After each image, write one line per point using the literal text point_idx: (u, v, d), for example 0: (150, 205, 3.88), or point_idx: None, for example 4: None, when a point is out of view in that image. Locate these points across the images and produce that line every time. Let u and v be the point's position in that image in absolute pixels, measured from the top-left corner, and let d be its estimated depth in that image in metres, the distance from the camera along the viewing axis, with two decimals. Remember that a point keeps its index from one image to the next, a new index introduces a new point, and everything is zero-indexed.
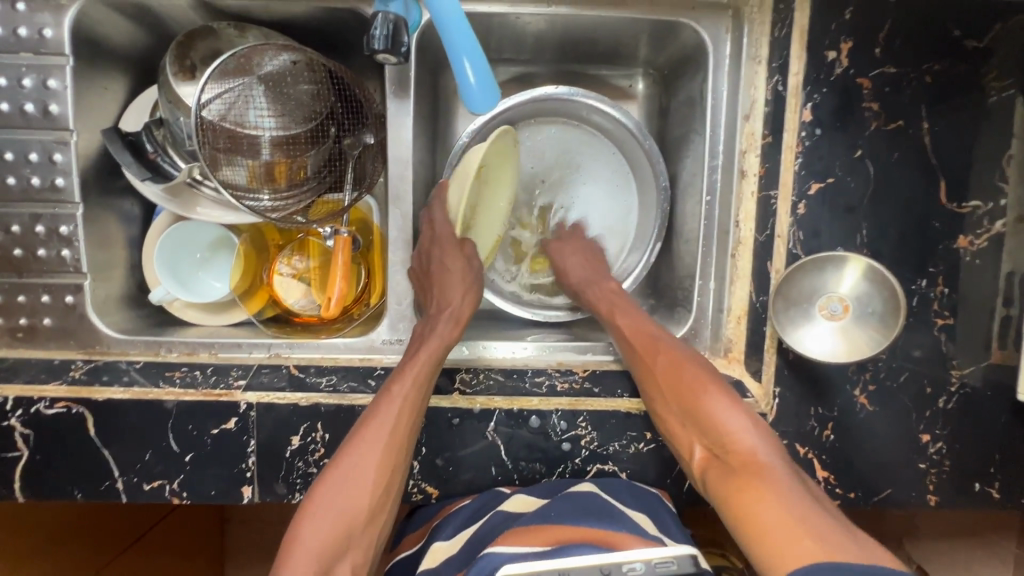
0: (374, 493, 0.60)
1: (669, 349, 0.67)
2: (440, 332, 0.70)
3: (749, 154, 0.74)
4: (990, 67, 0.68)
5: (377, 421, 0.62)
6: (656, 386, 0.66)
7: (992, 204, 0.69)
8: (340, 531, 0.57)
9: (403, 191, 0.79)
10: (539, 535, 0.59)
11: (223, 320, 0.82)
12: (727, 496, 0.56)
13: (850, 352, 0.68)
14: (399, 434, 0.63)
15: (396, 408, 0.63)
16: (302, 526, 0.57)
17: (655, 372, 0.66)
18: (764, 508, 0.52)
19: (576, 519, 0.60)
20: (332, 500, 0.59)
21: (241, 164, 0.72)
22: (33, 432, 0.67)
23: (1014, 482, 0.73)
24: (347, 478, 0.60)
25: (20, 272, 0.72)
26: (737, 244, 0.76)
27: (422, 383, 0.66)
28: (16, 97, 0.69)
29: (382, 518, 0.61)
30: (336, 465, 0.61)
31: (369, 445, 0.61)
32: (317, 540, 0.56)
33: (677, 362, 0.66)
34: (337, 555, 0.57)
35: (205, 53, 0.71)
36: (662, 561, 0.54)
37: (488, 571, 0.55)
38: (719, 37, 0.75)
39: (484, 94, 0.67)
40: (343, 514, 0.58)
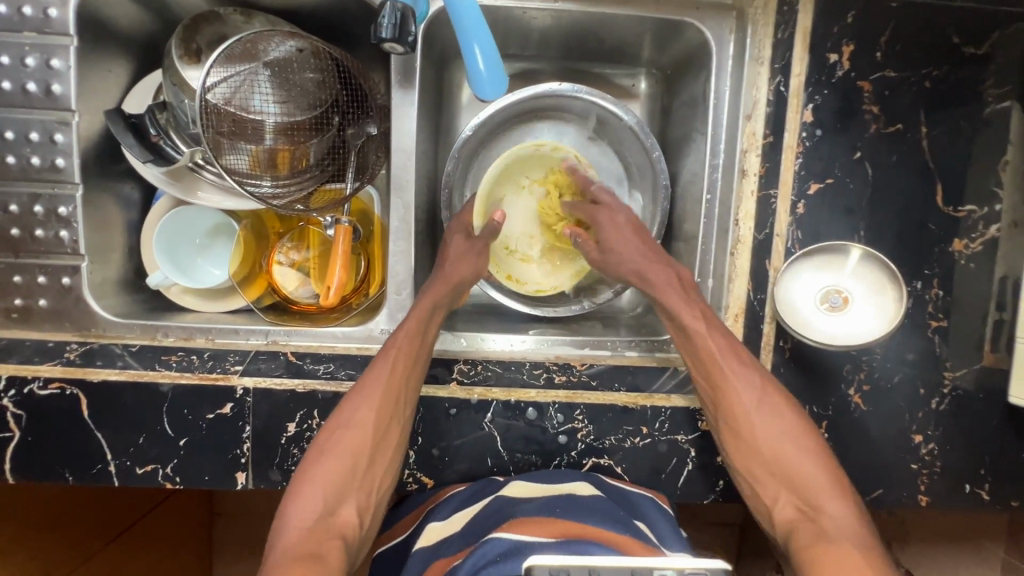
0: (379, 444, 0.65)
1: (763, 389, 0.66)
2: (435, 287, 0.74)
3: (749, 154, 0.73)
4: (988, 74, 0.69)
5: (373, 374, 0.67)
6: (742, 427, 0.65)
7: (988, 209, 0.70)
8: (342, 471, 0.62)
9: (404, 180, 0.77)
10: (550, 527, 0.59)
11: (220, 307, 0.81)
12: (805, 547, 0.58)
13: (885, 309, 0.69)
14: (397, 385, 0.66)
15: (392, 362, 0.67)
16: (311, 468, 0.62)
17: (743, 409, 0.65)
18: (846, 568, 0.54)
19: (582, 515, 0.62)
20: (337, 443, 0.63)
21: (243, 150, 0.72)
22: (25, 413, 0.66)
23: (1004, 484, 0.74)
24: (350, 426, 0.64)
25: (17, 252, 0.72)
26: (736, 242, 0.75)
27: (415, 339, 0.69)
28: (19, 76, 0.69)
29: (382, 463, 0.65)
30: (340, 415, 0.65)
31: (369, 396, 0.65)
32: (322, 479, 0.61)
33: (770, 409, 0.65)
34: (343, 494, 0.61)
35: (210, 38, 0.70)
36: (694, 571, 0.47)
37: (491, 555, 0.56)
38: (723, 37, 0.75)
39: (493, 82, 0.64)
40: (348, 458, 0.63)
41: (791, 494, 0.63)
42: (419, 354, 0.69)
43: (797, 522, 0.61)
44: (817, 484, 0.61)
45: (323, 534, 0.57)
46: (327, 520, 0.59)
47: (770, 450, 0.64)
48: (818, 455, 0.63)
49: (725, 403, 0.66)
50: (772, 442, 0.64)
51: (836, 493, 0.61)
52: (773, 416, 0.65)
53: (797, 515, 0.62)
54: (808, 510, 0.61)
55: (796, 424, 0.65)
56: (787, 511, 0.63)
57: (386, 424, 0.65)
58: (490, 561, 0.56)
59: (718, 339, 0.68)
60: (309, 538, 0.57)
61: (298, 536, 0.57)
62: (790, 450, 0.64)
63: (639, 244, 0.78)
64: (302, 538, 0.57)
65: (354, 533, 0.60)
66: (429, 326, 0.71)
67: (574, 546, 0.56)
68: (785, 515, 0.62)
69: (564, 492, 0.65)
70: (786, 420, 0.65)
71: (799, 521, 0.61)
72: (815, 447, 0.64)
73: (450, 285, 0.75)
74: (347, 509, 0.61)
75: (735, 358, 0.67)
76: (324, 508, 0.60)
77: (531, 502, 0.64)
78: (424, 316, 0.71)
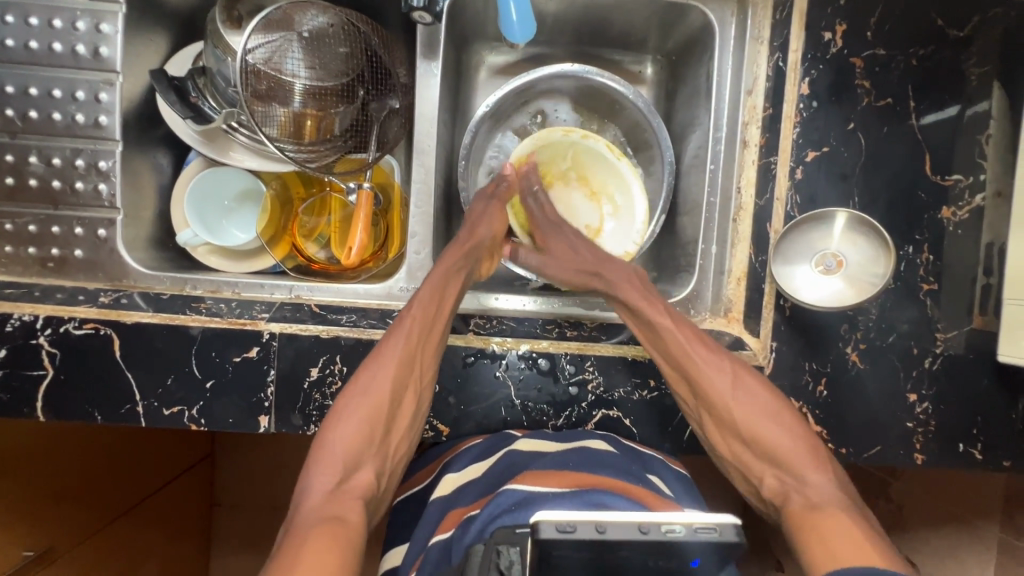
0: (395, 409, 0.64)
1: (735, 375, 0.69)
2: (448, 254, 0.74)
3: (750, 126, 0.80)
4: (970, 54, 0.74)
5: (390, 342, 0.66)
6: (718, 411, 0.68)
7: (973, 178, 0.74)
8: (361, 438, 0.62)
9: (427, 145, 0.83)
10: (557, 479, 0.63)
11: (244, 268, 0.85)
12: (792, 516, 0.59)
13: (863, 292, 0.73)
14: (412, 350, 0.66)
15: (406, 330, 0.67)
16: (329, 433, 0.62)
17: (718, 394, 0.68)
18: (834, 530, 0.55)
19: (595, 468, 0.65)
20: (353, 409, 0.63)
21: (273, 114, 0.76)
22: (60, 352, 0.68)
23: (996, 444, 0.77)
24: (366, 392, 0.64)
25: (57, 203, 0.75)
26: (738, 210, 0.81)
27: (428, 305, 0.69)
28: (69, 38, 0.73)
29: (397, 429, 0.65)
30: (361, 379, 0.65)
31: (386, 362, 0.65)
32: (342, 444, 0.61)
33: (744, 389, 0.68)
34: (360, 459, 0.61)
35: (250, 9, 0.76)
36: (704, 526, 0.45)
37: (506, 504, 0.60)
38: (725, 20, 0.81)
39: (523, 29, 0.73)
40: (365, 423, 0.63)
41: (773, 468, 0.65)
42: (436, 319, 0.69)
43: (780, 493, 0.63)
44: (794, 453, 0.64)
45: (345, 496, 0.57)
46: (346, 485, 0.59)
47: (747, 431, 0.66)
48: (794, 428, 0.66)
49: (702, 394, 0.68)
50: (751, 423, 0.66)
51: (815, 461, 0.63)
52: (749, 397, 0.67)
53: (780, 487, 0.64)
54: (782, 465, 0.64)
55: (772, 401, 0.68)
56: (772, 484, 0.65)
57: (403, 388, 0.65)
58: (505, 510, 0.59)
59: (686, 333, 0.70)
60: (330, 501, 0.56)
61: (321, 498, 0.57)
62: (766, 429, 0.66)
63: (587, 244, 0.80)
64: (325, 500, 0.56)
65: (372, 494, 0.60)
66: (443, 294, 0.71)
67: (587, 496, 0.59)
68: (772, 489, 0.64)
69: (576, 445, 0.69)
70: (762, 400, 0.67)
71: (783, 492, 0.63)
72: (792, 421, 0.66)
73: (464, 252, 0.75)
74: (365, 470, 0.61)
75: (704, 350, 0.70)
76: (342, 472, 0.60)
77: (546, 455, 0.68)
78: (439, 280, 0.71)
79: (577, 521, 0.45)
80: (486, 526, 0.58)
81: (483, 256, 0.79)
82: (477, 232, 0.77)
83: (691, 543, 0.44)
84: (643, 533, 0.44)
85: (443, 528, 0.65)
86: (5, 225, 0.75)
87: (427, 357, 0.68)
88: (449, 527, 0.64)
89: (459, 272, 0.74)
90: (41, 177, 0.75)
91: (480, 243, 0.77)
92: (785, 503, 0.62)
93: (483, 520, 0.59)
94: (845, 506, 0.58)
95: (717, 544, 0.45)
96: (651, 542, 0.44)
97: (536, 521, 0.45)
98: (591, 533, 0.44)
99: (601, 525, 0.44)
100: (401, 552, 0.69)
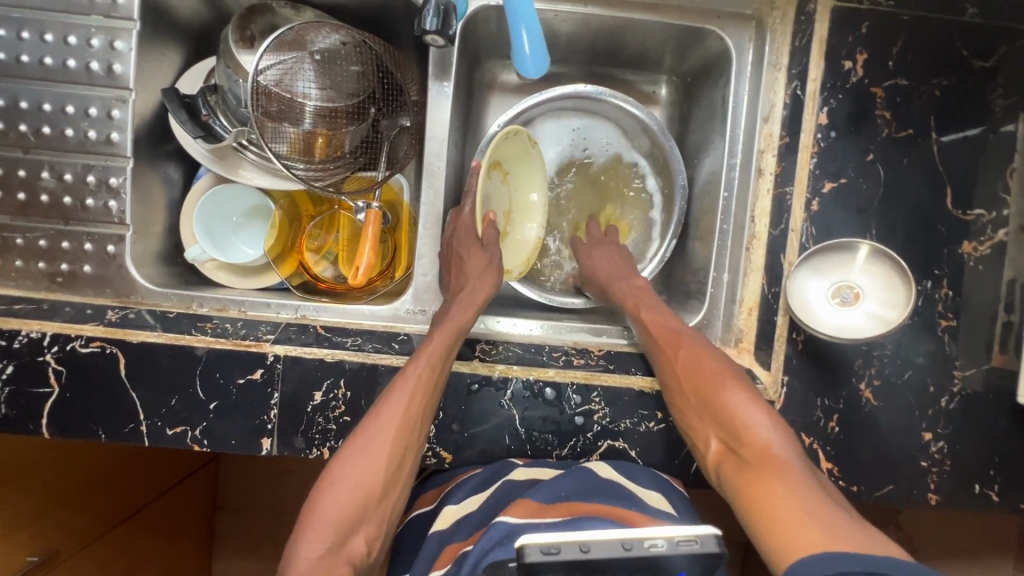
0: (393, 476, 0.63)
1: (698, 341, 0.70)
2: (458, 310, 0.73)
3: (766, 154, 0.78)
4: (996, 85, 0.72)
5: (391, 400, 0.65)
6: (676, 373, 0.68)
7: (996, 213, 0.73)
8: (356, 502, 0.61)
9: (437, 166, 0.82)
10: (551, 510, 0.63)
11: (253, 284, 0.85)
12: (741, 484, 0.57)
13: (894, 309, 0.71)
14: (412, 416, 0.65)
15: (409, 389, 0.65)
16: (322, 492, 0.61)
17: (677, 356, 0.69)
18: (775, 493, 0.53)
19: (588, 496, 0.65)
20: (344, 477, 0.61)
21: (283, 133, 0.76)
22: (66, 369, 0.68)
23: (1014, 486, 0.74)
24: (362, 456, 0.63)
25: (67, 218, 0.76)
26: (751, 238, 0.79)
27: (434, 360, 0.68)
28: (84, 55, 0.74)
29: (393, 496, 0.64)
30: (360, 437, 0.64)
31: (385, 424, 0.64)
32: (335, 511, 0.60)
33: (703, 352, 0.68)
34: (354, 526, 0.60)
35: (264, 28, 0.76)
36: (686, 538, 0.45)
37: (497, 537, 0.59)
38: (743, 45, 0.80)
39: (536, 61, 0.71)
40: (361, 486, 0.61)
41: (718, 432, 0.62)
42: (438, 380, 0.68)
43: (727, 456, 0.61)
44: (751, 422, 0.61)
45: (337, 565, 0.57)
46: (337, 552, 0.58)
47: (699, 390, 0.65)
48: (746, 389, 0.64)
49: (669, 358, 0.69)
50: (699, 380, 0.65)
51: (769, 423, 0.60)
52: (703, 358, 0.67)
53: (727, 451, 0.61)
54: (735, 443, 0.60)
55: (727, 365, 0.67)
56: (718, 448, 0.62)
57: (402, 450, 0.64)
58: (495, 544, 0.59)
59: (656, 315, 0.75)
60: (320, 570, 0.56)
61: (310, 569, 0.56)
62: (718, 390, 0.64)
63: (610, 265, 0.85)
64: (314, 570, 0.56)
65: (363, 561, 0.60)
66: (448, 349, 0.69)
67: (579, 526, 0.59)
68: (718, 452, 0.62)
69: (575, 467, 0.69)
70: (720, 363, 0.67)
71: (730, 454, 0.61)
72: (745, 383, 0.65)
73: (473, 308, 0.74)
74: (356, 541, 0.60)
75: (680, 325, 0.73)
76: (335, 540, 0.58)
77: (540, 483, 0.67)
78: (449, 338, 0.70)
79: (562, 542, 0.46)
80: (478, 560, 0.58)
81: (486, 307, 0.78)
82: (481, 287, 0.76)
83: (673, 557, 0.45)
84: (626, 549, 0.45)
85: (439, 563, 0.64)
86: (16, 239, 0.75)
87: (427, 411, 0.67)
88: (444, 564, 0.64)
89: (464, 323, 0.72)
90: (52, 192, 0.75)
91: (487, 295, 0.76)
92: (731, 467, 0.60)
93: (476, 554, 0.59)
94: (790, 467, 0.55)
95: (701, 557, 0.45)
96: (634, 559, 0.45)
97: (521, 546, 0.46)
98: (575, 553, 0.45)
99: (585, 544, 0.45)
100: None
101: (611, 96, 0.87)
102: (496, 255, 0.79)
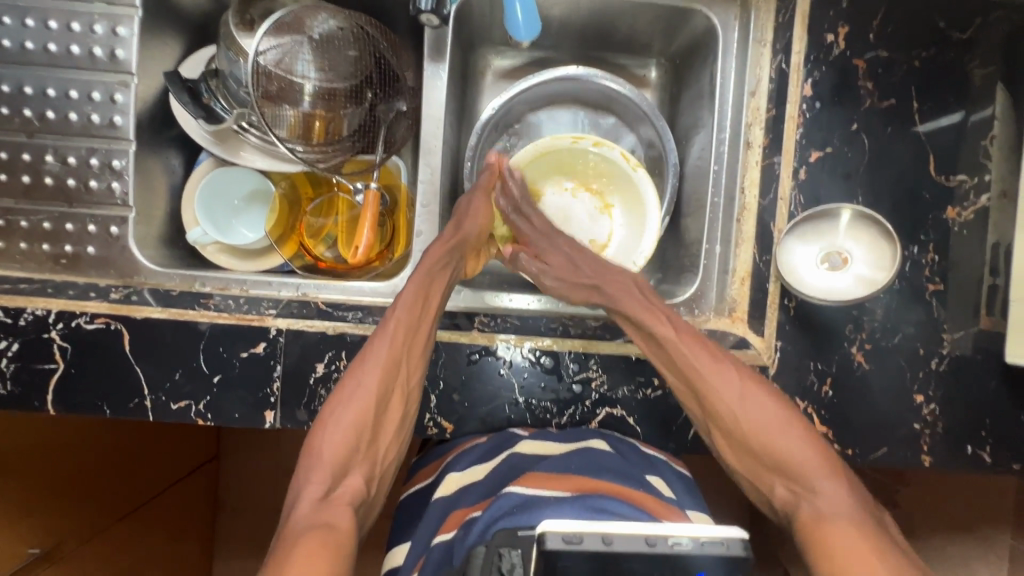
0: (380, 414, 0.65)
1: (744, 386, 0.66)
2: (434, 251, 0.75)
3: (754, 127, 0.81)
4: (974, 56, 0.75)
5: (375, 346, 0.67)
6: (728, 425, 0.66)
7: (978, 178, 0.75)
8: (348, 443, 0.62)
9: (433, 146, 0.84)
10: (561, 484, 0.64)
11: (253, 266, 0.86)
12: (805, 529, 0.57)
13: (880, 275, 0.73)
14: (396, 357, 0.67)
15: (390, 332, 0.67)
16: (318, 439, 0.63)
17: (724, 401, 0.66)
18: (844, 543, 0.53)
19: (595, 471, 0.66)
20: (338, 419, 0.64)
21: (283, 116, 0.78)
22: (71, 346, 0.69)
23: (1005, 447, 0.76)
24: (353, 400, 0.65)
25: (71, 201, 0.77)
26: (742, 210, 0.81)
27: (410, 305, 0.69)
28: (87, 41, 0.76)
29: (383, 439, 0.66)
30: (348, 383, 0.66)
31: (373, 365, 0.66)
32: (330, 452, 0.61)
33: (752, 397, 0.65)
34: (348, 465, 0.62)
35: (263, 13, 0.78)
36: (712, 540, 0.46)
37: (507, 507, 0.60)
38: (729, 23, 0.82)
39: (528, 26, 0.74)
40: (353, 428, 0.63)
41: (783, 477, 0.62)
42: (420, 321, 0.70)
43: (794, 510, 0.60)
44: (808, 464, 0.61)
45: (334, 503, 0.58)
46: (336, 490, 0.59)
47: (757, 438, 0.64)
48: (808, 438, 0.63)
49: (708, 401, 0.66)
50: (755, 428, 0.64)
51: (830, 477, 0.59)
52: (760, 405, 0.65)
53: (793, 499, 0.61)
54: (802, 492, 0.60)
55: (784, 410, 0.65)
56: (783, 495, 0.62)
57: (389, 391, 0.66)
58: (506, 512, 0.60)
59: (689, 338, 0.69)
60: (319, 511, 0.56)
61: (309, 507, 0.57)
62: (776, 437, 0.63)
63: (587, 260, 0.80)
64: (313, 509, 0.57)
65: (362, 500, 0.61)
66: (426, 295, 0.71)
67: (587, 501, 0.60)
68: (784, 498, 0.62)
69: (579, 446, 0.70)
70: (777, 410, 0.65)
71: (795, 503, 0.60)
72: (810, 435, 0.63)
73: (449, 247, 0.75)
74: (355, 478, 0.61)
75: (711, 359, 0.68)
76: (331, 480, 0.60)
77: (548, 458, 0.68)
78: (424, 279, 0.72)
79: (583, 532, 0.45)
80: (489, 526, 0.59)
81: (467, 254, 0.80)
82: (462, 228, 0.78)
83: (697, 557, 0.45)
84: (649, 545, 0.45)
85: (446, 528, 0.66)
86: (20, 222, 0.77)
87: (413, 355, 0.69)
88: (451, 528, 0.65)
89: (448, 272, 0.76)
90: (56, 175, 0.77)
91: (464, 239, 0.78)
92: (795, 514, 0.59)
93: (484, 521, 0.60)
94: (854, 518, 0.56)
95: (725, 559, 0.45)
96: (658, 555, 0.45)
97: (542, 531, 0.45)
98: (595, 544, 0.44)
99: (608, 536, 0.45)
100: (402, 552, 0.69)
101: (603, 79, 0.89)
102: (478, 196, 0.81)
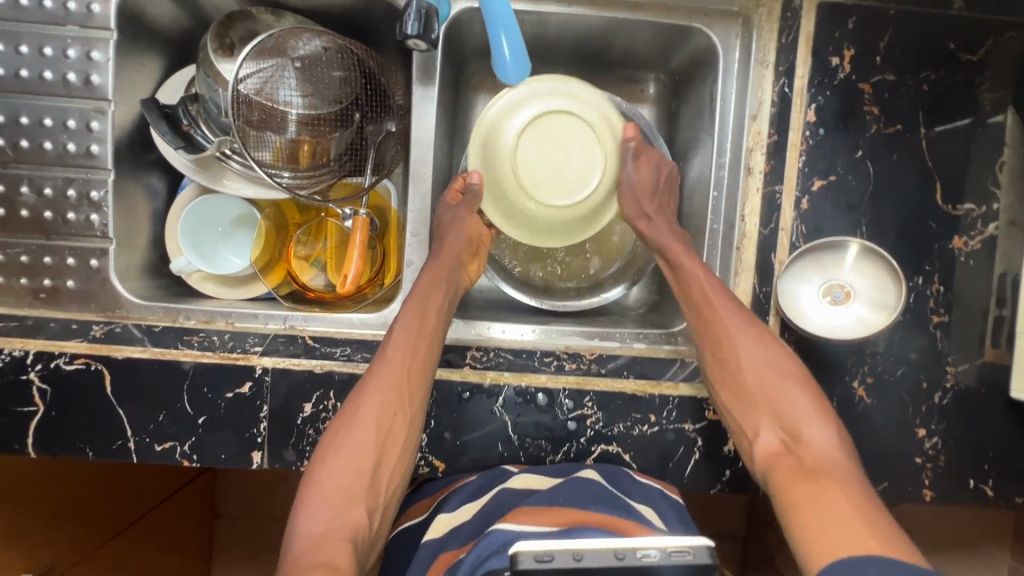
0: (384, 441, 0.64)
1: (756, 330, 0.69)
2: (427, 279, 0.74)
3: (755, 152, 0.76)
4: (984, 78, 0.72)
5: (374, 377, 0.66)
6: (731, 367, 0.68)
7: (986, 207, 0.72)
8: (351, 473, 0.62)
9: (424, 174, 0.81)
10: (550, 516, 0.62)
11: (241, 294, 0.84)
12: (788, 486, 0.59)
13: (885, 313, 0.71)
14: (408, 380, 0.66)
15: (391, 356, 0.67)
16: (319, 468, 0.62)
17: (730, 340, 0.69)
18: (824, 514, 0.55)
19: (585, 503, 0.64)
20: (342, 446, 0.63)
21: (267, 141, 0.75)
22: (51, 387, 0.68)
23: (1009, 480, 0.74)
24: (354, 425, 0.64)
25: (49, 233, 0.75)
26: (741, 238, 0.77)
27: (413, 323, 0.69)
28: (60, 67, 0.73)
29: (393, 462, 0.65)
30: (352, 402, 0.66)
31: (377, 391, 0.65)
32: (331, 482, 0.61)
33: (761, 346, 0.68)
34: (351, 498, 0.61)
35: (243, 35, 0.75)
36: (678, 548, 0.44)
37: (494, 547, 0.58)
38: (729, 41, 0.78)
39: (517, 67, 0.72)
40: (358, 447, 0.63)
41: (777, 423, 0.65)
42: (421, 344, 0.68)
43: (779, 452, 0.63)
44: (802, 412, 0.64)
45: (334, 538, 0.58)
46: (338, 522, 0.59)
47: (757, 382, 0.67)
48: (808, 391, 0.66)
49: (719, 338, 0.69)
50: (758, 369, 0.67)
51: (820, 414, 0.64)
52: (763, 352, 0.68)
53: (782, 446, 0.64)
54: (792, 441, 0.63)
55: (788, 360, 0.68)
56: (770, 443, 0.65)
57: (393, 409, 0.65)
58: (494, 552, 0.57)
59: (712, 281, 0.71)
60: (320, 546, 0.57)
61: (309, 543, 0.57)
62: (775, 381, 0.66)
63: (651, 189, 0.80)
64: (313, 546, 0.57)
65: (364, 536, 0.60)
66: (427, 316, 0.71)
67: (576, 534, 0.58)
68: (768, 444, 0.65)
69: (574, 476, 0.68)
70: (778, 348, 0.68)
71: (783, 451, 0.63)
72: (803, 373, 0.67)
73: (442, 272, 0.75)
74: (357, 512, 0.61)
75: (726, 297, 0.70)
76: (334, 511, 0.60)
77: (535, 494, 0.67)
78: (420, 303, 0.71)
79: (555, 549, 0.45)
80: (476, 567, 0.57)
81: (465, 268, 0.79)
82: (448, 243, 0.77)
83: (665, 567, 0.43)
84: (619, 559, 0.44)
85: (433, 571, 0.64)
86: None
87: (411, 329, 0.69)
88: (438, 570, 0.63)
89: (444, 285, 0.74)
90: (33, 207, 0.74)
91: (455, 253, 0.77)
92: (779, 465, 0.62)
93: (470, 562, 0.58)
94: (841, 474, 0.59)
95: (692, 568, 0.44)
96: (626, 568, 0.43)
97: (515, 552, 0.45)
98: (567, 561, 0.44)
99: (578, 552, 0.44)
100: None
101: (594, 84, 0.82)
102: (461, 209, 0.79)
